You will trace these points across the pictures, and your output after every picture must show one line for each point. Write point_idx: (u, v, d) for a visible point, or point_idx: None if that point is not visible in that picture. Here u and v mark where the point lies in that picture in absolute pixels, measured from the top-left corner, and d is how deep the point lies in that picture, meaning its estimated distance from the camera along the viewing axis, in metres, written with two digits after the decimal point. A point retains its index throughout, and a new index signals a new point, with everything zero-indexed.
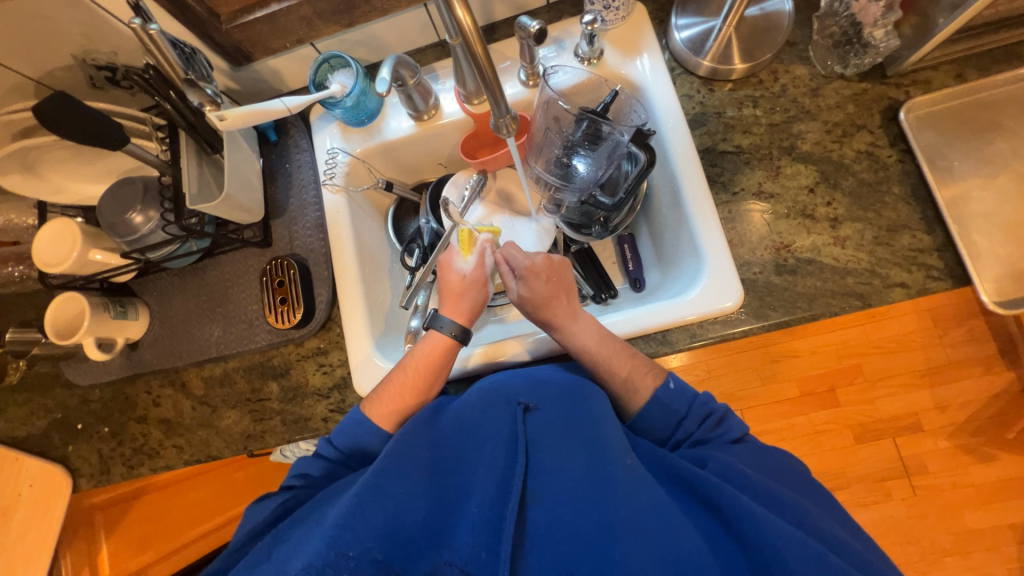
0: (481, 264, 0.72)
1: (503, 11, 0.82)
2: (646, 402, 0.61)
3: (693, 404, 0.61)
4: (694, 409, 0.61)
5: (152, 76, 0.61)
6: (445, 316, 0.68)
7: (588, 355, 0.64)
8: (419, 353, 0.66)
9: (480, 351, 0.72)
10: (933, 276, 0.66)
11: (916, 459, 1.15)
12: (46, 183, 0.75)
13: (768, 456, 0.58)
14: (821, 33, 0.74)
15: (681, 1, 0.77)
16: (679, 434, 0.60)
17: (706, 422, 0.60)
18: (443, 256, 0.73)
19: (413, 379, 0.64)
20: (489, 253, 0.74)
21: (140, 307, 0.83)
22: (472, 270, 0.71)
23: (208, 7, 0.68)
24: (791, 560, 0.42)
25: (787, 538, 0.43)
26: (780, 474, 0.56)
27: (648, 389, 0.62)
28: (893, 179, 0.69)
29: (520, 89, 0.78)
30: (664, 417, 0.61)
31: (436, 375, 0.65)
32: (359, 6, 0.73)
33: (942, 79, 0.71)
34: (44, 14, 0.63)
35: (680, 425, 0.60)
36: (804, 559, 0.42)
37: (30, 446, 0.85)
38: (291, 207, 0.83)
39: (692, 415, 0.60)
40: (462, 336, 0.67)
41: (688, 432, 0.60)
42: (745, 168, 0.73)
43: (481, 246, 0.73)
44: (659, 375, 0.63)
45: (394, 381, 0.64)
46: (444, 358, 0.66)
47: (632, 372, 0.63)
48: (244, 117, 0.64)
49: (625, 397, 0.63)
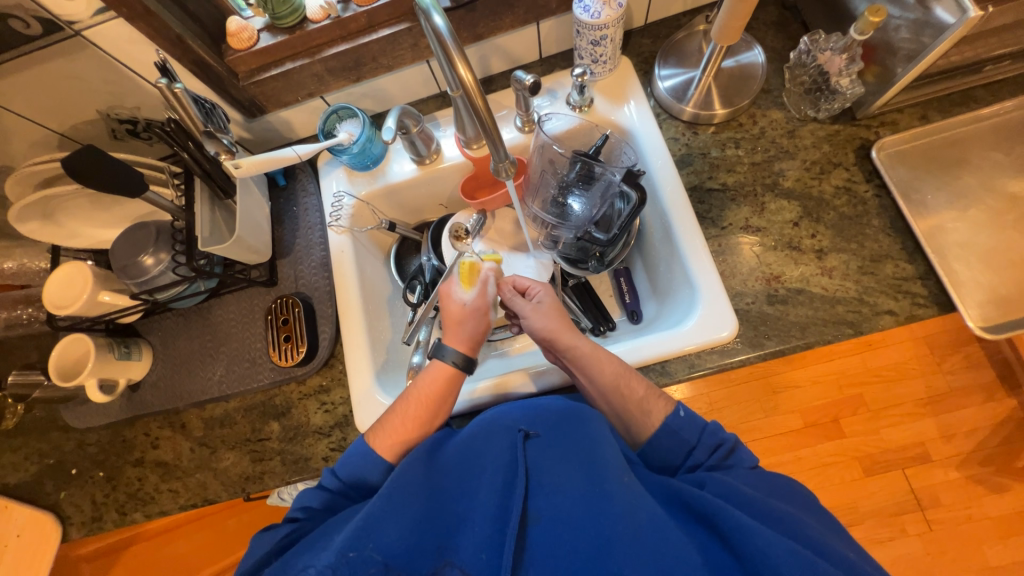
0: (483, 294, 0.71)
1: (499, 65, 0.88)
2: (654, 430, 0.61)
3: (704, 433, 0.60)
4: (705, 438, 0.60)
5: (173, 129, 0.64)
6: (448, 346, 0.68)
7: (606, 375, 0.64)
8: (421, 385, 0.65)
9: (491, 384, 0.72)
10: (919, 303, 0.68)
11: (928, 492, 1.15)
12: (61, 229, 0.78)
13: (774, 481, 0.57)
14: (792, 81, 0.80)
15: (663, 54, 0.83)
16: (688, 462, 0.59)
17: (716, 452, 0.59)
18: (443, 286, 0.73)
19: (418, 409, 0.64)
20: (491, 282, 0.73)
21: (144, 348, 0.83)
22: (473, 300, 0.70)
23: (227, 67, 0.74)
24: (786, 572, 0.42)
25: (779, 545, 0.43)
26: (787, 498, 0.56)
27: (660, 414, 0.61)
28: (872, 213, 0.73)
29: (517, 135, 0.83)
30: (672, 446, 0.60)
31: (440, 405, 0.64)
32: (367, 63, 0.79)
33: (907, 120, 0.77)
34: (76, 74, 0.68)
35: (690, 454, 0.60)
36: (795, 565, 0.42)
37: (20, 494, 0.83)
38: (297, 247, 0.86)
39: (700, 444, 0.60)
40: (466, 365, 0.67)
41: (699, 461, 0.59)
42: (731, 204, 0.77)
43: (482, 276, 0.72)
44: (669, 401, 0.63)
45: (397, 411, 0.64)
46: (449, 388, 0.66)
47: (646, 395, 0.63)
48: (258, 164, 0.68)
49: (636, 422, 0.62)
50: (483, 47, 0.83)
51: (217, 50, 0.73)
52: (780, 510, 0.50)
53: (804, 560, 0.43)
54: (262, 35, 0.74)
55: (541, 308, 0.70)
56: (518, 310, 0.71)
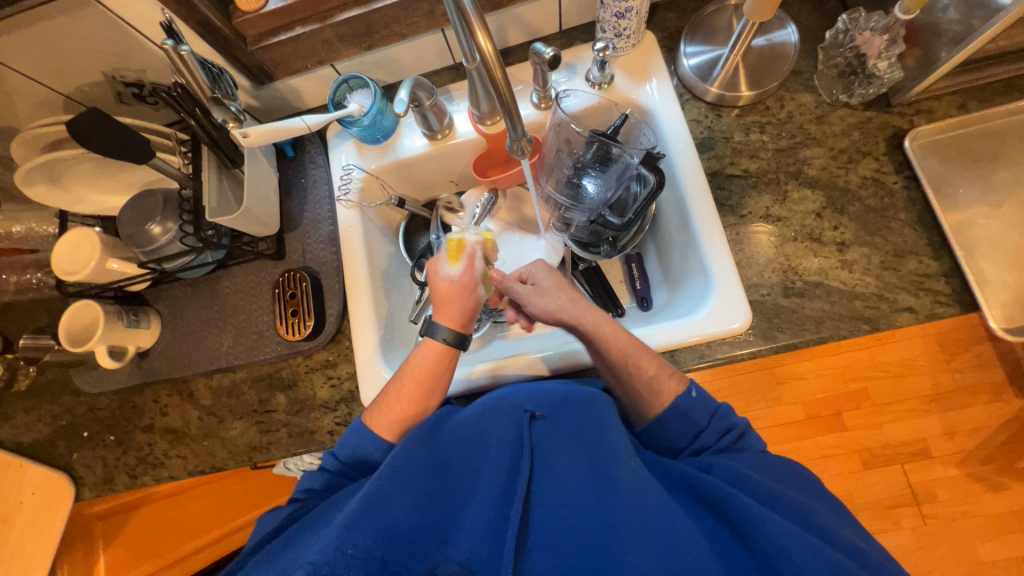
0: (470, 269, 0.70)
1: (517, 37, 0.85)
2: (661, 410, 0.60)
3: (715, 416, 0.60)
4: (715, 421, 0.60)
5: (180, 94, 0.63)
6: (439, 322, 0.67)
7: (615, 350, 0.61)
8: (414, 363, 0.65)
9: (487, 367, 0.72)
10: (941, 301, 0.67)
11: (925, 487, 1.16)
12: (68, 193, 0.77)
13: (780, 464, 0.58)
14: (826, 63, 0.76)
15: (690, 30, 0.79)
16: (696, 445, 0.59)
17: (724, 436, 0.60)
18: (430, 262, 0.71)
19: (410, 386, 0.64)
20: (479, 255, 0.71)
21: (153, 316, 0.84)
22: (460, 275, 0.69)
23: (235, 29, 0.71)
24: (802, 562, 0.41)
25: (794, 538, 0.42)
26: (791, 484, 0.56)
27: (670, 394, 0.61)
28: (899, 205, 0.71)
29: (533, 111, 0.80)
30: (682, 426, 0.60)
31: (435, 381, 0.64)
32: (379, 30, 0.75)
33: (945, 109, 0.73)
34: (80, 33, 0.66)
35: (698, 437, 0.60)
36: (811, 558, 0.41)
37: (34, 453, 0.85)
38: (305, 221, 0.85)
39: (710, 426, 0.60)
40: (457, 342, 0.66)
41: (706, 444, 0.59)
42: (753, 191, 0.74)
43: (470, 250, 0.71)
44: (681, 382, 0.62)
45: (390, 391, 0.64)
46: (441, 363, 0.65)
47: (657, 372, 0.61)
48: (266, 134, 0.66)
49: (641, 399, 0.61)
50: (502, 16, 0.79)
51: (225, 11, 0.70)
52: (790, 499, 0.50)
53: (813, 546, 0.42)
54: None
55: (541, 290, 0.68)
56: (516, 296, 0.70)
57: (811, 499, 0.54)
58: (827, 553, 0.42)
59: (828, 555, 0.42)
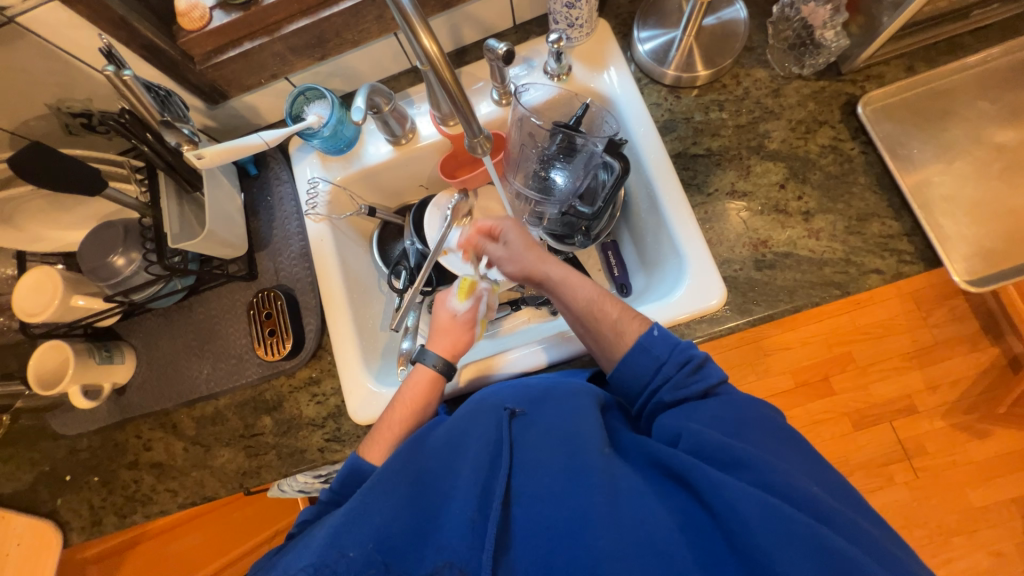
0: (475, 308, 0.73)
1: (472, 35, 0.84)
2: (627, 350, 0.60)
3: (675, 350, 0.58)
4: (676, 354, 0.58)
5: (128, 121, 0.61)
6: (431, 351, 0.69)
7: (580, 296, 0.64)
8: (407, 388, 0.67)
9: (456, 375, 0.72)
10: (906, 260, 0.68)
11: (915, 441, 1.22)
12: (23, 233, 0.75)
13: (750, 411, 0.54)
14: (776, 37, 0.77)
15: (642, 15, 0.80)
16: (658, 379, 0.58)
17: (685, 367, 0.57)
18: (441, 292, 0.75)
19: (402, 413, 0.65)
20: (485, 300, 0.74)
21: (127, 350, 0.81)
22: (465, 313, 0.72)
23: (181, 50, 0.69)
24: (760, 525, 0.41)
25: (748, 498, 0.43)
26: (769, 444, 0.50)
27: (634, 334, 0.61)
28: (859, 170, 0.72)
29: (494, 109, 0.80)
30: (644, 362, 0.59)
31: (426, 408, 0.66)
32: (331, 40, 0.74)
33: (894, 73, 0.75)
34: (15, 67, 0.63)
35: (660, 370, 0.58)
36: (771, 520, 0.41)
37: (16, 503, 0.83)
38: (275, 239, 0.84)
39: (671, 358, 0.58)
40: (446, 369, 0.68)
41: (669, 375, 0.58)
42: (717, 168, 0.75)
43: (478, 292, 0.74)
44: (645, 323, 0.62)
45: (383, 420, 0.65)
46: (431, 391, 0.67)
47: (620, 315, 0.62)
48: (223, 154, 0.65)
49: (611, 344, 0.62)
50: (453, 15, 0.78)
51: (168, 32, 0.69)
52: (746, 455, 0.47)
53: (772, 509, 0.42)
54: (215, 13, 0.69)
55: (512, 251, 0.71)
56: (491, 255, 0.74)
57: (789, 460, 0.49)
58: (787, 514, 0.41)
59: (787, 516, 0.41)
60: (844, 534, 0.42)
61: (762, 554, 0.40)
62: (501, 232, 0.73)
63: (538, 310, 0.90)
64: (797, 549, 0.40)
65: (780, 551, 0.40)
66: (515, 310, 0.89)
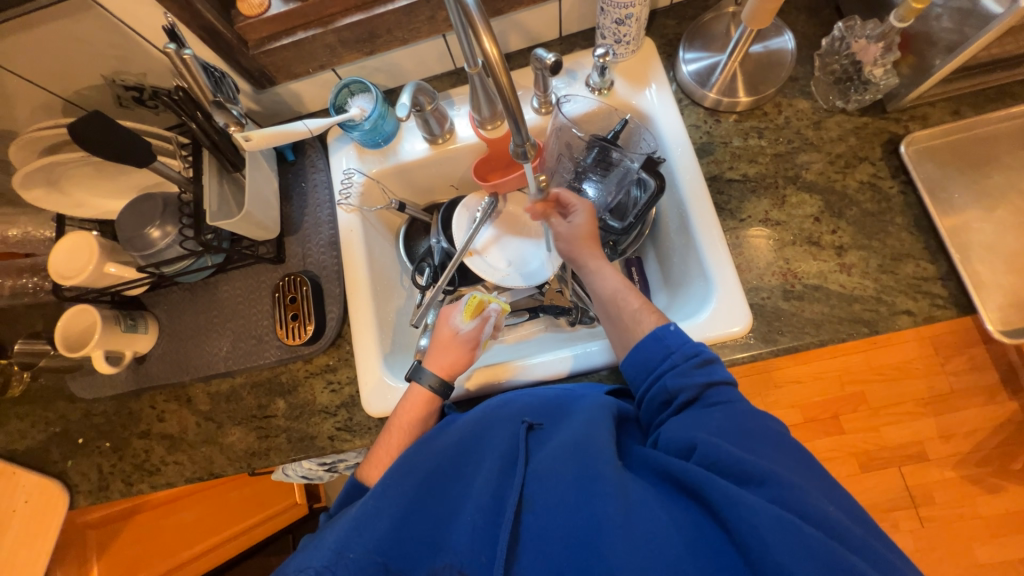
0: (479, 329, 0.72)
1: (518, 42, 0.85)
2: (641, 337, 0.60)
3: (685, 342, 0.57)
4: (684, 345, 0.57)
5: (181, 98, 0.63)
6: (427, 368, 0.69)
7: (605, 289, 0.66)
8: (400, 413, 0.67)
9: (461, 380, 0.74)
10: (938, 304, 0.67)
11: (922, 489, 1.20)
12: (67, 197, 0.77)
13: (762, 423, 0.51)
14: (823, 70, 0.77)
15: (688, 37, 0.80)
16: (664, 364, 0.56)
17: (692, 359, 0.55)
18: (448, 309, 0.75)
19: (396, 437, 0.65)
20: (491, 321, 0.74)
21: (150, 321, 0.83)
22: (468, 332, 0.71)
23: (237, 34, 0.71)
24: (775, 545, 0.39)
25: (762, 514, 0.41)
26: (790, 452, 0.49)
27: (650, 327, 0.61)
28: (896, 209, 0.72)
29: (534, 116, 0.81)
30: (653, 350, 0.58)
31: (423, 428, 0.66)
32: (381, 36, 0.76)
33: (939, 115, 0.74)
34: (81, 38, 0.65)
35: (667, 357, 0.57)
36: (784, 538, 0.39)
37: (27, 460, 0.84)
38: (305, 225, 0.85)
39: (679, 349, 0.56)
40: (443, 389, 0.68)
41: (674, 364, 0.56)
42: (751, 195, 0.75)
43: (486, 314, 0.73)
44: (664, 317, 0.62)
45: (382, 442, 0.65)
46: (427, 411, 0.67)
47: (641, 307, 0.63)
48: (269, 138, 0.66)
49: (626, 330, 0.63)
50: (502, 22, 0.80)
51: (227, 16, 0.70)
52: (759, 470, 0.45)
53: (786, 522, 0.40)
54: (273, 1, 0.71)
55: (571, 231, 0.71)
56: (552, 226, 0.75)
57: (808, 482, 0.46)
58: (802, 529, 0.40)
59: (801, 536, 0.40)
60: (856, 551, 0.41)
61: (779, 570, 0.39)
62: (571, 210, 0.74)
63: (555, 320, 0.90)
64: (813, 566, 0.38)
65: (794, 564, 0.39)
66: (532, 318, 0.90)
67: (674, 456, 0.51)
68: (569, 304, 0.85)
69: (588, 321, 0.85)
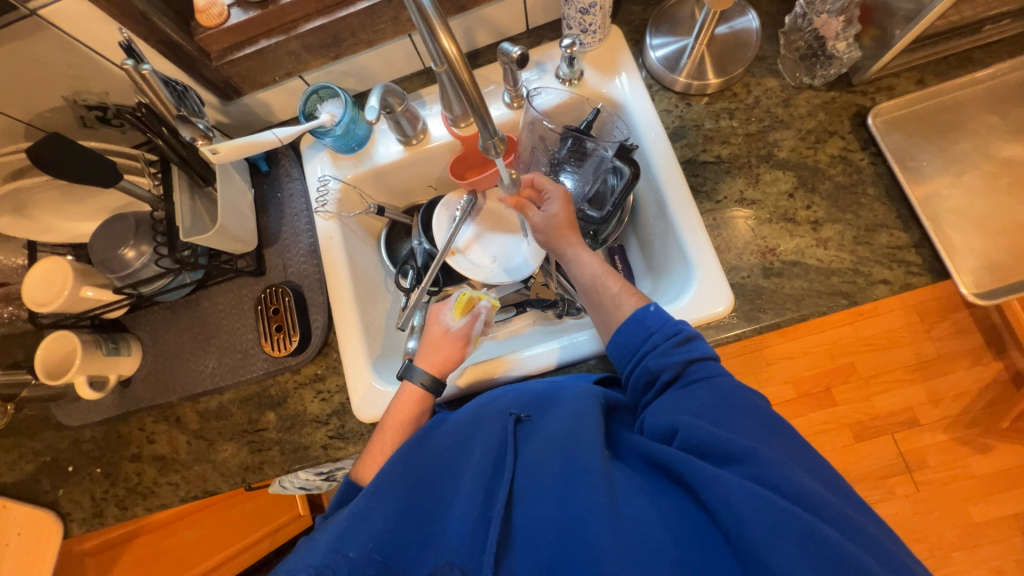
0: (470, 325, 0.72)
1: (485, 38, 0.85)
2: (623, 320, 0.60)
3: (666, 322, 0.57)
4: (666, 325, 0.57)
5: (144, 114, 0.61)
6: (419, 367, 0.69)
7: (586, 275, 0.67)
8: (396, 405, 0.67)
9: (453, 378, 0.73)
10: (913, 271, 0.68)
11: (915, 454, 1.22)
12: (35, 223, 0.75)
13: (743, 399, 0.52)
14: (788, 47, 0.78)
15: (654, 22, 0.80)
16: (646, 346, 0.57)
17: (673, 339, 0.56)
18: (439, 306, 0.74)
19: (388, 438, 0.64)
20: (483, 317, 0.74)
21: (133, 342, 0.82)
22: (458, 329, 0.71)
23: (198, 46, 0.70)
24: (752, 521, 0.40)
25: (741, 491, 0.42)
26: (772, 428, 0.49)
27: (631, 309, 0.61)
28: (868, 181, 0.72)
29: (506, 111, 0.80)
30: (635, 332, 0.58)
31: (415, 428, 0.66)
32: (346, 39, 0.75)
33: (904, 85, 0.75)
34: (36, 59, 0.64)
35: (649, 338, 0.57)
36: (761, 514, 0.40)
37: (17, 493, 0.82)
38: (284, 235, 0.84)
39: (660, 329, 0.57)
40: (435, 387, 0.68)
41: (657, 345, 0.56)
42: (726, 176, 0.76)
43: (476, 310, 0.73)
44: (644, 298, 0.62)
45: (375, 443, 0.65)
46: (420, 410, 0.67)
47: (622, 290, 0.63)
48: (238, 149, 0.65)
49: (608, 314, 0.63)
50: (467, 19, 0.79)
51: (186, 29, 0.69)
52: (740, 448, 0.46)
53: (764, 499, 0.41)
54: (232, 10, 0.70)
55: (547, 221, 0.71)
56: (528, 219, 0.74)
57: (786, 456, 0.47)
58: (779, 503, 0.41)
59: (779, 511, 0.40)
60: (834, 523, 0.41)
61: (757, 547, 0.39)
62: (546, 199, 0.73)
63: (543, 313, 0.90)
64: (790, 541, 0.39)
65: (771, 540, 0.39)
66: (519, 313, 0.90)
67: (660, 439, 0.51)
68: (556, 297, 0.85)
69: (575, 312, 0.85)
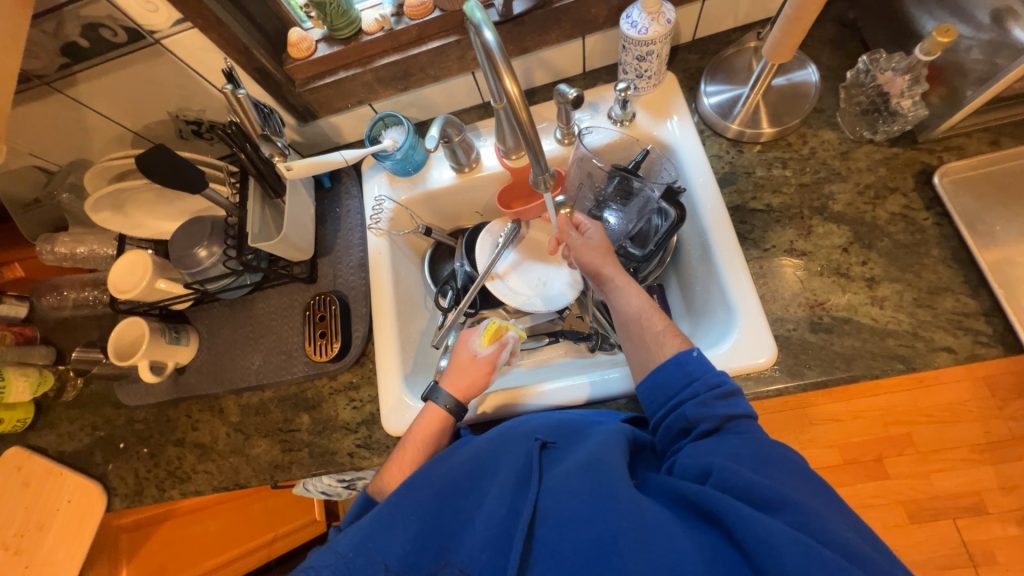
0: (497, 353, 0.73)
1: (543, 77, 0.89)
2: (663, 360, 0.59)
3: (709, 370, 0.56)
4: (707, 375, 0.55)
5: (233, 131, 0.68)
6: (443, 390, 0.70)
7: (629, 308, 0.66)
8: (418, 425, 0.68)
9: (476, 402, 0.74)
10: (982, 341, 0.63)
11: (983, 547, 1.10)
12: (128, 219, 0.85)
13: (778, 452, 0.50)
14: (848, 101, 0.77)
15: (710, 70, 0.81)
16: (686, 392, 0.55)
17: (714, 390, 0.54)
18: (466, 332, 0.76)
19: (409, 454, 0.65)
20: (509, 347, 0.75)
21: (192, 334, 0.88)
22: (485, 356, 0.72)
23: (286, 74, 0.78)
24: (791, 568, 0.39)
25: (780, 536, 0.40)
26: (812, 482, 0.48)
27: (673, 350, 0.60)
28: (931, 242, 0.69)
29: (556, 147, 0.83)
30: (674, 375, 0.57)
31: (436, 450, 0.66)
32: (415, 74, 0.81)
33: (976, 146, 0.72)
34: (152, 79, 0.74)
35: (688, 385, 0.55)
36: (801, 562, 0.39)
37: (72, 462, 0.89)
38: (337, 247, 0.90)
39: (702, 377, 0.55)
40: (457, 410, 0.68)
41: (695, 393, 0.55)
42: (776, 225, 0.74)
43: (503, 339, 0.75)
44: (687, 343, 0.61)
45: (395, 459, 0.66)
46: (441, 431, 0.67)
47: (665, 329, 0.62)
48: (309, 167, 0.71)
49: (648, 351, 0.62)
50: (528, 60, 0.84)
51: (278, 59, 0.77)
52: (777, 495, 0.44)
53: (806, 548, 0.39)
54: (320, 45, 0.78)
55: (589, 244, 0.72)
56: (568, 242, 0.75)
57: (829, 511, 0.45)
58: (820, 552, 0.39)
59: (821, 561, 0.39)
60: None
61: None
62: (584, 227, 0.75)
63: (576, 345, 0.90)
64: None
65: None
66: (552, 343, 0.90)
67: (691, 480, 0.50)
68: (589, 330, 0.85)
69: (609, 348, 0.84)
